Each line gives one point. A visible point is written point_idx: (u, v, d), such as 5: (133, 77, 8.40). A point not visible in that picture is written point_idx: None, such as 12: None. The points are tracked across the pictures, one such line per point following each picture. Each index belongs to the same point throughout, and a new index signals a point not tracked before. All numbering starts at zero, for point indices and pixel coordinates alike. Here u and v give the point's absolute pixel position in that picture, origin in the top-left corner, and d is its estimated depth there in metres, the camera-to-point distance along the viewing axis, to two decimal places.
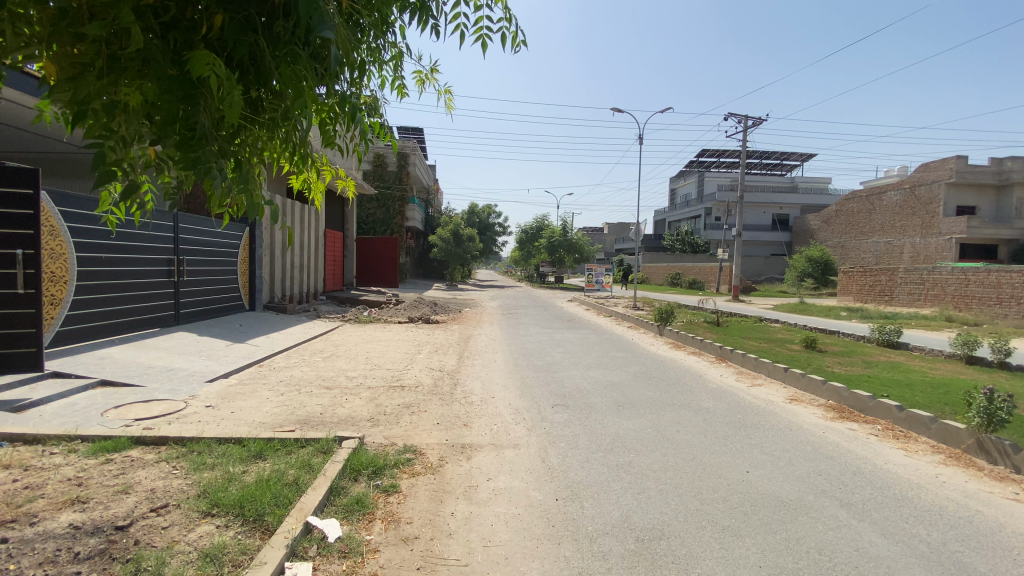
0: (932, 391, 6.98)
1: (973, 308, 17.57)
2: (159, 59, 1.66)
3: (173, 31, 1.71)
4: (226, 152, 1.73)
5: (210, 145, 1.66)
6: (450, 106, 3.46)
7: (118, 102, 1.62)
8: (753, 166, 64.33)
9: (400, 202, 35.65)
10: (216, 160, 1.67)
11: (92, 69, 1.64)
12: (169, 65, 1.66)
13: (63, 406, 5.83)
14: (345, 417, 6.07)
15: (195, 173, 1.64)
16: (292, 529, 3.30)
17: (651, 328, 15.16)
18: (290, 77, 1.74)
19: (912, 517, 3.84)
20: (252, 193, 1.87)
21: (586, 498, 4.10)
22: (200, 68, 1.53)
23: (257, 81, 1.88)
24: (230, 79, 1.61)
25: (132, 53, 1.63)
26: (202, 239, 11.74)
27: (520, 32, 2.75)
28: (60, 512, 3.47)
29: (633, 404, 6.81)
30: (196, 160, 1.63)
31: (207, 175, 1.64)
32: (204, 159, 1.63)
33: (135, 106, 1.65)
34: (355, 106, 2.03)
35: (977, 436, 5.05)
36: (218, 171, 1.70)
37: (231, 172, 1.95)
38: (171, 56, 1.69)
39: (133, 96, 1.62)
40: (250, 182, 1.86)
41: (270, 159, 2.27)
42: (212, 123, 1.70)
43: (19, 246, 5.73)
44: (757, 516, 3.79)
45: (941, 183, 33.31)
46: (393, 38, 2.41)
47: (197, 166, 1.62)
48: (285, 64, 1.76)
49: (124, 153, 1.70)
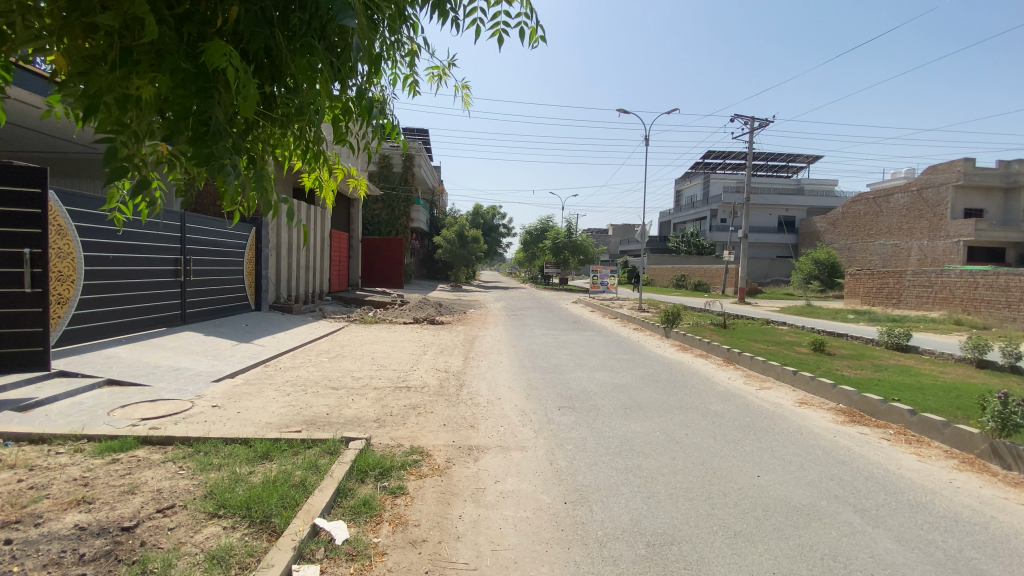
0: (945, 395, 6.89)
1: (983, 312, 17.42)
2: (174, 53, 1.63)
3: (188, 24, 1.68)
4: (239, 148, 1.71)
5: (224, 141, 1.63)
6: (466, 102, 3.44)
7: (131, 96, 1.59)
8: (759, 168, 64.19)
9: (406, 203, 35.72)
10: (230, 156, 1.64)
11: (105, 62, 1.62)
12: (183, 58, 1.64)
13: (71, 405, 5.84)
14: (351, 418, 6.03)
15: (208, 169, 1.62)
16: (299, 531, 3.27)
17: (657, 330, 15.09)
18: (306, 69, 1.71)
19: (927, 523, 3.78)
20: (265, 190, 1.83)
21: (595, 502, 4.05)
22: (217, 60, 1.51)
23: (271, 76, 1.86)
24: (245, 72, 1.58)
25: (146, 45, 1.60)
26: (209, 238, 11.75)
27: (540, 26, 2.70)
28: (67, 512, 3.46)
29: (641, 407, 6.75)
30: (210, 156, 1.60)
31: (221, 170, 1.61)
32: (218, 155, 1.60)
33: (147, 98, 1.61)
34: (370, 102, 2.01)
35: (992, 441, 4.96)
36: (233, 167, 1.67)
37: (245, 169, 1.92)
38: (185, 48, 1.67)
39: (146, 89, 1.58)
40: (264, 179, 1.83)
41: (282, 157, 2.23)
42: (228, 120, 1.69)
43: (27, 246, 5.76)
44: (770, 521, 3.74)
45: (949, 185, 33.08)
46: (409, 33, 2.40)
47: (210, 162, 1.59)
48: (301, 56, 1.73)
49: (136, 148, 1.65)
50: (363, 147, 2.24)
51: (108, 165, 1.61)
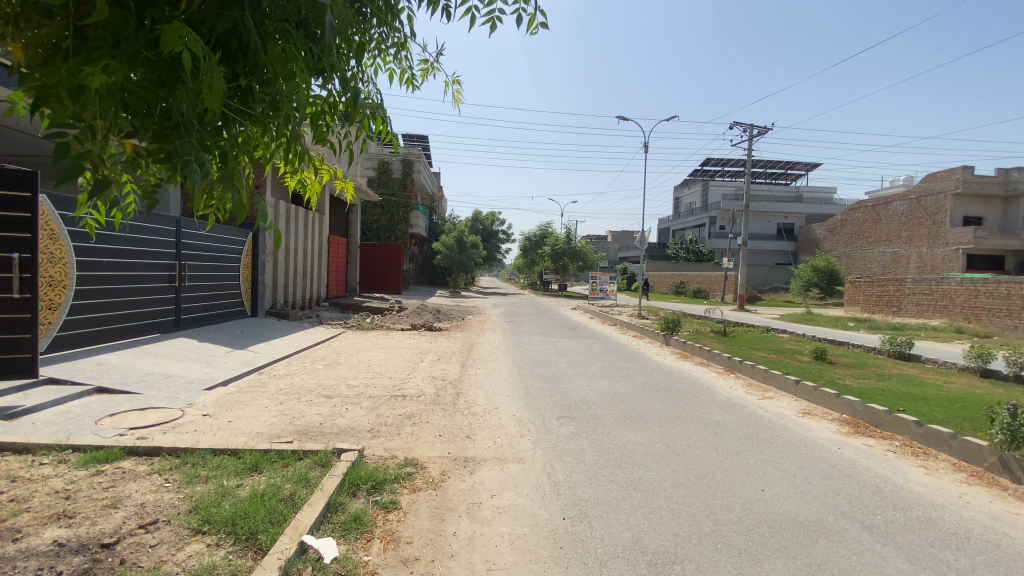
0: (950, 406, 6.77)
1: (984, 320, 17.31)
2: (133, 39, 1.55)
3: (149, 10, 1.60)
4: (207, 144, 1.62)
5: (189, 135, 1.53)
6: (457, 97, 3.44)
7: (86, 87, 1.51)
8: (758, 176, 64.36)
9: (405, 211, 36.01)
10: (196, 153, 1.53)
11: (62, 53, 1.53)
12: (145, 45, 1.54)
13: (58, 413, 5.70)
14: (345, 428, 5.89)
15: (171, 167, 1.51)
16: (285, 549, 3.12)
17: (656, 338, 14.99)
18: (280, 57, 1.62)
19: (938, 541, 3.64)
20: (239, 193, 1.72)
21: (594, 518, 3.91)
22: (173, 43, 1.39)
23: (246, 67, 1.78)
24: (208, 58, 1.48)
25: (102, 30, 1.54)
26: (204, 244, 11.62)
27: (538, 14, 2.59)
28: (46, 527, 3.32)
29: (641, 418, 6.61)
30: (173, 155, 1.50)
31: (185, 168, 1.51)
32: (182, 152, 1.50)
33: (102, 89, 1.53)
34: (356, 98, 1.92)
35: (1001, 453, 4.83)
36: (200, 166, 1.56)
37: (217, 170, 1.81)
38: (144, 31, 1.59)
39: (98, 77, 1.48)
40: (234, 182, 1.71)
41: (261, 159, 2.15)
42: (194, 115, 1.58)
43: (15, 250, 5.62)
44: (775, 539, 3.60)
45: (949, 193, 33.09)
46: (396, 25, 2.33)
47: (173, 161, 1.49)
48: (274, 44, 1.64)
49: (94, 144, 1.56)
50: (349, 147, 2.16)
51: (63, 163, 1.52)
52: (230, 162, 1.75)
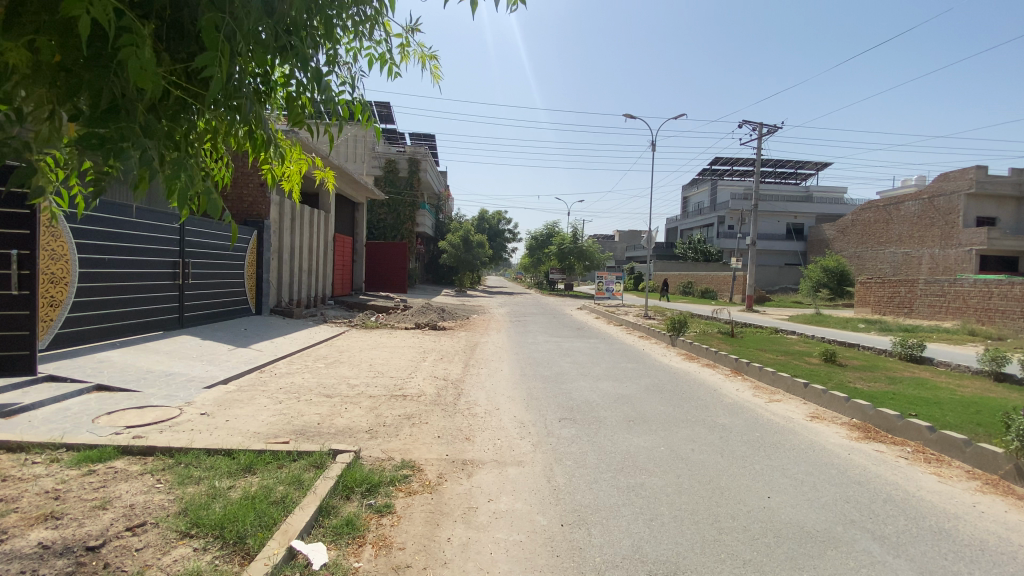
0: (964, 411, 6.57)
1: (998, 322, 16.97)
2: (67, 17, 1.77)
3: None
4: (152, 130, 1.81)
5: (129, 119, 1.74)
6: (436, 73, 3.54)
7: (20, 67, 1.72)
8: (767, 175, 63.91)
9: (412, 209, 35.80)
10: (134, 139, 1.71)
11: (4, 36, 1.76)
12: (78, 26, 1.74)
13: (56, 411, 5.64)
14: (344, 429, 5.80)
15: (109, 151, 1.69)
16: (273, 556, 3.02)
17: (662, 338, 14.81)
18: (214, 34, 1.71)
19: (952, 553, 3.49)
20: (185, 180, 1.87)
21: (594, 525, 3.80)
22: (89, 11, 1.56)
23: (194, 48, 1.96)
24: (135, 39, 1.64)
25: (37, 8, 1.77)
26: (209, 241, 11.66)
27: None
28: (32, 529, 3.24)
29: (645, 420, 6.47)
30: (106, 140, 1.68)
31: (119, 152, 1.68)
32: (118, 138, 1.69)
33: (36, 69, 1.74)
34: (321, 73, 2.06)
35: (1017, 461, 4.65)
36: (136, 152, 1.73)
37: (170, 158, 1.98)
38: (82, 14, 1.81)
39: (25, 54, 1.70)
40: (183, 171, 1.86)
41: (228, 143, 2.34)
42: (130, 100, 1.77)
43: (15, 247, 5.60)
44: (781, 549, 3.46)
45: (962, 193, 32.60)
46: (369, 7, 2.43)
47: (107, 143, 1.68)
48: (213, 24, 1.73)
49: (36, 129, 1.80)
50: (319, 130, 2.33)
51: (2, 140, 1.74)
52: (181, 149, 1.95)
